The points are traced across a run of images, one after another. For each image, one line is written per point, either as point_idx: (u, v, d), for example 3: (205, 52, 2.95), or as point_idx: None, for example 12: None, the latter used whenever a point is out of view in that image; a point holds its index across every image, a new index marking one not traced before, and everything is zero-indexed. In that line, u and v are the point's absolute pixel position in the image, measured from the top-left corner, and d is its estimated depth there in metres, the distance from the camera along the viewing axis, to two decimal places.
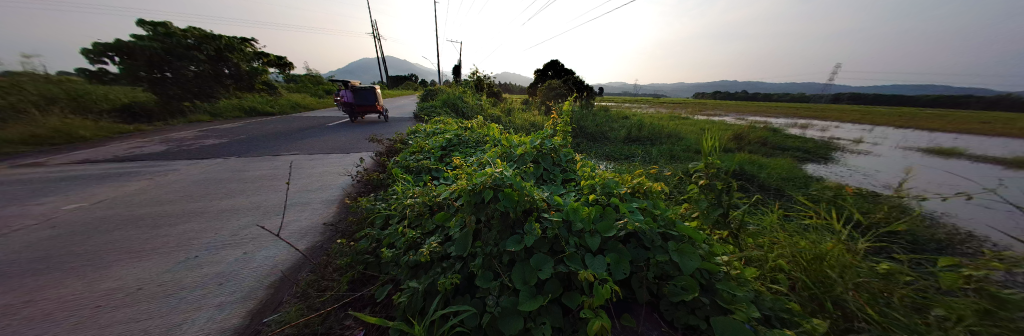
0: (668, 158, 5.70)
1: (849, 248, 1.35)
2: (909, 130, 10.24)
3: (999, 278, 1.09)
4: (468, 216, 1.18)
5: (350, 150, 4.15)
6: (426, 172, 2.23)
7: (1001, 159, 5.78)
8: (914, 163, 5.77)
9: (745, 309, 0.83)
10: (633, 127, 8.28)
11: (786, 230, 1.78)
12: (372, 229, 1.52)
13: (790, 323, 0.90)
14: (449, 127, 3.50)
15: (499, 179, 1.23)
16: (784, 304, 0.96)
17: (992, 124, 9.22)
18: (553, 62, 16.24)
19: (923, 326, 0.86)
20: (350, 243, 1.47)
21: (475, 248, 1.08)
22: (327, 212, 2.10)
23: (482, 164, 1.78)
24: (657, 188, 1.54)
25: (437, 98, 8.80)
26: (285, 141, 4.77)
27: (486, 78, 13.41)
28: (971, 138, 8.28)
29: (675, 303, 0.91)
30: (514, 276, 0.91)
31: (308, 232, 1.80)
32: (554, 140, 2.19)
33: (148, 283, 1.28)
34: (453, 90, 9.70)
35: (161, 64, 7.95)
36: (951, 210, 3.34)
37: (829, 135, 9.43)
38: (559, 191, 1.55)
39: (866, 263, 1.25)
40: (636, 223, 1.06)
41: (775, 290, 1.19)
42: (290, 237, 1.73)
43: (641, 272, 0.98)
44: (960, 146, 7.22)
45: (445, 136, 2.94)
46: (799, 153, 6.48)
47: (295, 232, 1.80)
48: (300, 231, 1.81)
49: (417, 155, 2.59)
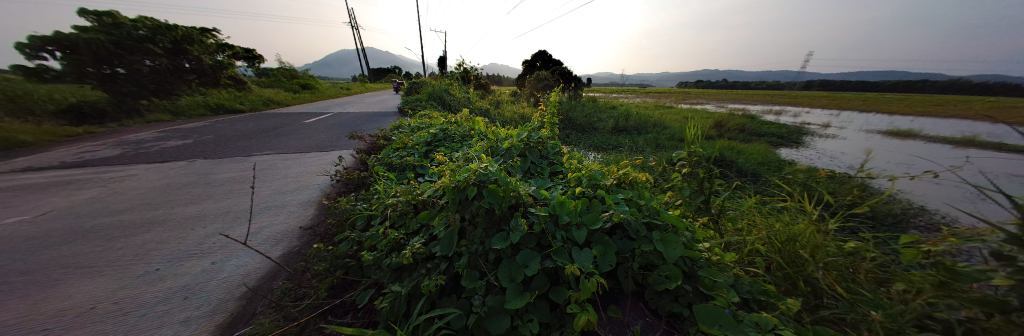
0: (653, 146, 5.86)
1: (819, 227, 1.43)
2: (873, 114, 10.94)
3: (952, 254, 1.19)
4: (452, 214, 1.15)
5: (329, 149, 3.94)
6: (410, 169, 2.16)
7: (951, 140, 6.29)
8: (876, 145, 6.19)
9: (726, 294, 0.86)
10: (620, 118, 8.40)
11: (762, 213, 1.86)
12: (353, 232, 1.44)
13: (766, 305, 0.95)
14: (435, 121, 3.39)
15: (483, 174, 1.17)
16: (761, 286, 1.01)
17: (944, 107, 9.98)
18: (541, 53, 16.18)
19: (886, 300, 0.97)
20: (329, 248, 1.40)
21: (460, 247, 1.06)
22: (305, 214, 1.99)
23: (467, 159, 1.73)
24: (643, 178, 1.55)
25: (422, 91, 8.51)
26: (258, 140, 4.50)
27: (474, 69, 13.08)
28: (927, 120, 8.94)
29: (659, 292, 0.93)
30: (500, 275, 0.90)
31: (284, 237, 1.70)
32: (541, 132, 2.15)
33: (104, 301, 1.16)
34: (438, 82, 9.38)
35: (111, 58, 7.16)
36: (907, 187, 3.62)
37: (801, 120, 9.97)
38: (545, 185, 1.54)
39: (833, 242, 1.34)
40: (621, 214, 1.06)
41: (753, 273, 1.26)
42: (263, 244, 1.63)
43: (627, 263, 1.00)
44: (915, 128, 7.82)
45: (430, 130, 2.85)
46: (774, 139, 6.81)
47: (268, 237, 1.69)
48: (274, 236, 1.71)
49: (402, 151, 2.50)
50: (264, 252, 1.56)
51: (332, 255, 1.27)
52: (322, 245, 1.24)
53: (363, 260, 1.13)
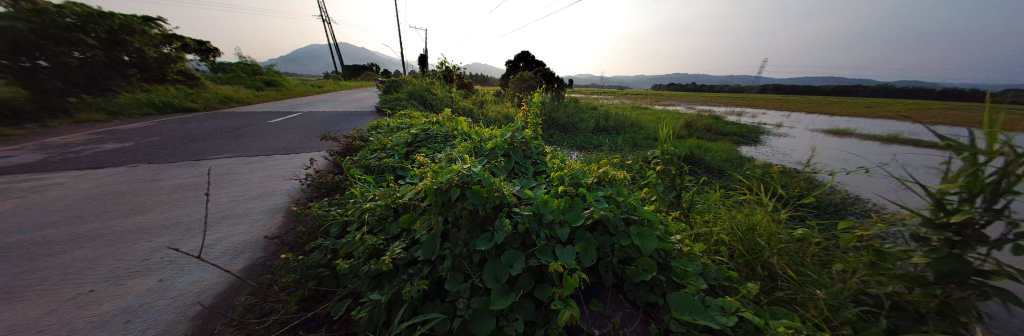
0: (631, 145, 6.14)
1: (773, 217, 1.59)
2: (817, 115, 12.28)
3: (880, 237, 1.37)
4: (434, 216, 1.13)
5: (299, 151, 3.68)
6: (390, 172, 2.08)
7: (879, 138, 7.23)
8: (820, 142, 6.98)
9: (694, 282, 0.94)
10: (600, 118, 8.69)
11: (726, 205, 2.03)
12: (326, 239, 1.36)
13: (730, 289, 1.04)
14: (415, 121, 3.29)
15: (466, 175, 1.16)
16: (725, 273, 1.10)
17: (873, 110, 11.47)
18: (524, 54, 16.31)
19: (829, 280, 1.15)
20: (299, 257, 1.31)
21: (443, 250, 1.05)
22: (271, 223, 1.84)
23: (449, 160, 1.70)
24: (621, 176, 1.63)
25: (401, 90, 8.23)
26: (216, 142, 4.09)
27: (456, 68, 12.85)
28: (860, 120, 10.21)
29: (636, 283, 0.99)
30: (485, 276, 0.90)
31: (246, 247, 1.56)
32: (524, 132, 2.16)
33: (23, 331, 1.00)
34: (419, 81, 9.12)
35: (30, 48, 5.63)
36: (846, 180, 4.12)
37: (759, 121, 10.96)
38: (529, 185, 1.56)
39: (785, 230, 1.50)
40: (601, 211, 1.11)
41: (718, 261, 1.37)
42: (220, 256, 1.48)
43: (607, 257, 1.05)
44: (851, 128, 8.90)
45: (411, 130, 2.77)
46: (737, 137, 7.42)
47: (227, 249, 1.54)
48: (234, 248, 1.56)
49: (380, 153, 2.40)
50: (223, 266, 1.42)
51: (303, 266, 1.20)
52: (292, 255, 1.17)
53: (338, 268, 1.07)
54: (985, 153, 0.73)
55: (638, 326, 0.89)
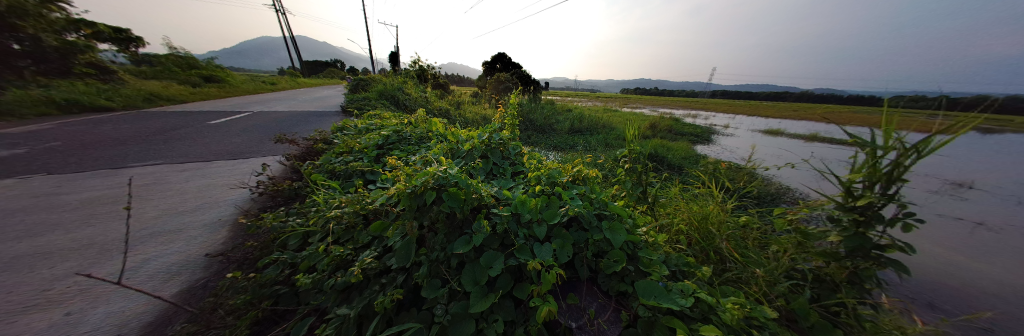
0: (603, 146, 6.49)
1: (723, 208, 1.80)
2: (757, 117, 14.06)
3: (806, 220, 1.61)
4: (409, 221, 1.09)
5: (249, 156, 3.30)
6: (358, 177, 1.95)
7: (805, 137, 8.48)
8: (759, 141, 8.00)
9: (659, 269, 1.03)
10: (574, 120, 9.04)
11: (685, 198, 2.24)
12: (284, 252, 1.23)
13: (688, 274, 1.16)
14: (386, 123, 3.12)
15: (442, 178, 1.14)
16: (684, 260, 1.22)
17: (799, 113, 13.45)
18: (500, 55, 16.38)
19: (768, 259, 1.32)
20: (250, 274, 1.16)
21: (419, 256, 1.02)
22: (213, 238, 1.61)
23: (424, 162, 1.65)
24: (593, 175, 1.72)
25: (371, 88, 7.76)
26: (140, 147, 3.49)
27: (430, 68, 12.47)
28: (789, 122, 11.91)
29: (609, 275, 1.06)
30: (464, 279, 0.90)
31: (180, 269, 1.33)
32: (502, 134, 2.17)
33: None
34: (389, 79, 8.67)
35: None
36: (780, 173, 4.77)
37: (711, 122, 12.24)
38: (507, 185, 1.57)
39: (733, 218, 1.70)
40: (576, 208, 1.17)
41: (679, 249, 1.52)
42: (146, 281, 1.23)
43: (582, 252, 1.10)
44: (783, 128, 10.32)
45: (382, 132, 2.63)
46: (693, 137, 8.21)
47: (154, 271, 1.29)
48: (166, 267, 1.33)
49: (347, 156, 2.25)
50: (149, 292, 1.18)
51: (255, 285, 1.01)
52: (241, 273, 1.02)
53: (298, 284, 0.95)
54: (881, 148, 0.90)
55: (611, 315, 0.95)
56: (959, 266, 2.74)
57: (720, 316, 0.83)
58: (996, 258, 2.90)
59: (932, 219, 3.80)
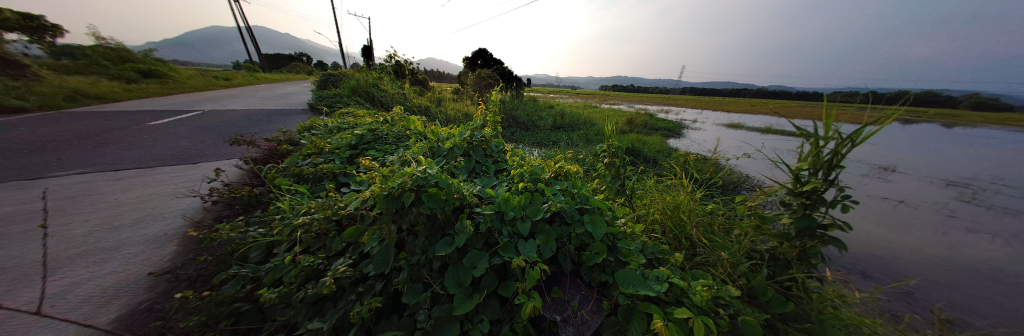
0: (584, 141, 6.66)
1: (693, 197, 1.92)
2: (722, 112, 15.19)
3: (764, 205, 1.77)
4: (387, 225, 1.04)
5: (201, 160, 2.96)
6: (330, 180, 1.83)
7: (762, 130, 9.31)
8: (724, 134, 8.66)
9: (636, 258, 1.08)
10: (556, 116, 9.17)
11: (659, 189, 2.37)
12: (244, 265, 1.12)
13: (663, 260, 1.23)
14: (359, 121, 2.95)
15: (421, 178, 1.09)
16: (659, 248, 1.29)
17: (757, 109, 14.74)
18: (481, 51, 16.14)
19: (732, 243, 1.44)
20: (204, 292, 1.04)
21: (399, 261, 0.99)
22: (159, 255, 1.42)
23: (402, 162, 1.58)
24: (574, 170, 1.76)
25: (343, 84, 7.29)
26: (60, 153, 2.98)
27: (407, 63, 11.96)
28: (749, 116, 13.01)
29: (591, 267, 1.09)
30: (447, 281, 0.89)
31: (116, 292, 1.16)
32: (484, 131, 2.13)
33: None
34: (363, 75, 8.18)
35: None
36: (742, 163, 5.22)
37: (682, 117, 13.04)
38: (490, 183, 1.56)
39: (702, 206, 1.82)
40: (558, 204, 1.19)
41: (655, 238, 1.61)
42: (72, 309, 1.05)
43: (565, 246, 1.13)
44: (744, 122, 11.24)
45: (355, 131, 2.48)
46: (667, 131, 8.70)
47: (82, 297, 1.11)
48: (99, 291, 1.15)
49: (317, 158, 2.09)
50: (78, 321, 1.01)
51: (211, 304, 0.90)
52: (191, 293, 0.90)
53: (262, 300, 0.87)
54: (822, 139, 1.00)
55: (594, 305, 0.98)
56: (883, 239, 3.20)
57: (691, 298, 0.89)
58: (911, 231, 3.42)
59: (863, 199, 4.38)
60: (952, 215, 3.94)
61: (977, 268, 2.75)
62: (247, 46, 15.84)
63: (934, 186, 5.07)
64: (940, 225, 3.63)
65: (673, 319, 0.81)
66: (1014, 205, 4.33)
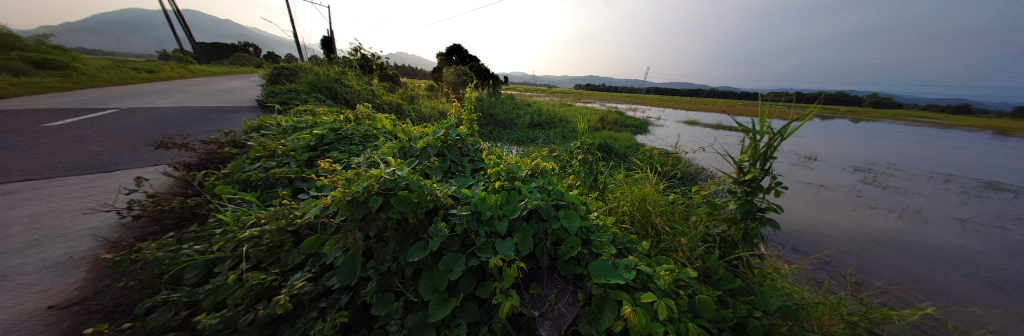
0: (561, 138, 6.84)
1: (658, 189, 2.07)
2: (683, 110, 16.56)
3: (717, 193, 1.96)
4: (352, 233, 0.97)
5: (119, 168, 2.48)
6: (284, 186, 1.65)
7: (715, 126, 10.33)
8: (683, 130, 9.46)
9: (608, 249, 1.13)
10: (533, 114, 9.29)
11: (628, 183, 2.52)
12: (175, 288, 0.95)
13: (632, 249, 1.31)
14: (319, 120, 2.70)
15: (390, 181, 1.03)
16: (629, 239, 1.37)
17: (711, 107, 16.32)
18: (455, 47, 15.69)
19: (692, 229, 1.57)
20: (120, 326, 0.86)
21: (367, 271, 0.93)
22: (56, 283, 1.15)
23: (369, 164, 1.48)
24: (549, 167, 1.79)
25: (299, 79, 6.62)
26: None
27: (375, 57, 11.20)
28: (705, 114, 14.36)
29: (566, 261, 1.13)
30: (422, 288, 0.85)
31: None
32: (459, 129, 2.07)
33: None
34: (324, 68, 7.49)
35: None
36: (698, 156, 5.75)
37: (648, 115, 13.97)
38: (466, 183, 1.52)
39: (666, 197, 1.97)
40: (534, 201, 1.20)
41: (625, 229, 1.70)
42: None
43: (542, 242, 1.15)
44: (700, 119, 12.38)
45: (314, 131, 2.26)
46: (635, 128, 9.28)
47: None
48: None
49: (270, 162, 1.88)
50: None
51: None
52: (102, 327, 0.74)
53: (200, 328, 0.75)
54: (759, 134, 1.13)
55: (570, 297, 1.01)
56: (809, 218, 3.75)
57: (655, 282, 0.96)
58: (830, 210, 4.05)
59: (795, 185, 5.09)
60: (859, 195, 4.74)
61: (876, 238, 3.35)
62: (176, 32, 13.47)
63: (846, 171, 6.06)
64: (849, 204, 4.35)
65: (640, 304, 0.86)
66: (901, 185, 5.34)
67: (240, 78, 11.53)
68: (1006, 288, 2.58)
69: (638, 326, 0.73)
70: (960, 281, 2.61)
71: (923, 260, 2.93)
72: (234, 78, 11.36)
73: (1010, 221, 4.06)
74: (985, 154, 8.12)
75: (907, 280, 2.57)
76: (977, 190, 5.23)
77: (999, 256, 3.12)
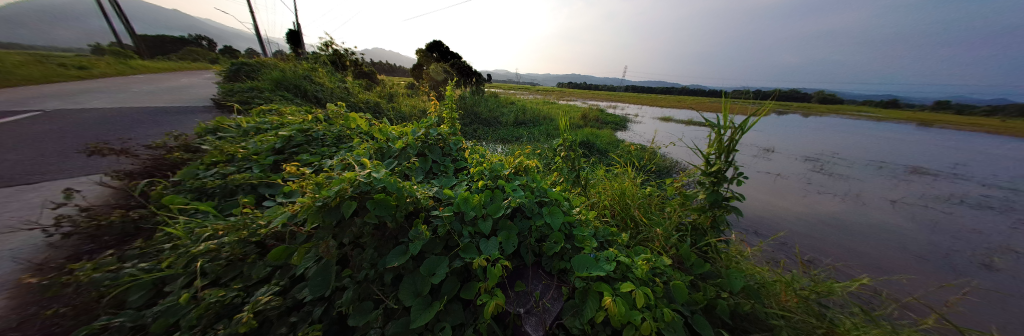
0: (545, 136, 6.91)
1: (637, 183, 2.15)
2: (659, 106, 17.36)
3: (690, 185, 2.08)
4: (324, 241, 0.92)
5: (43, 179, 2.15)
6: (246, 193, 1.52)
7: (687, 122, 10.98)
8: (659, 126, 9.94)
9: (589, 243, 1.16)
10: (517, 112, 9.30)
11: (609, 178, 2.60)
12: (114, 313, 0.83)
13: (612, 241, 1.35)
14: (286, 120, 2.51)
15: (365, 184, 0.98)
16: (609, 232, 1.41)
17: (684, 104, 17.28)
18: (436, 43, 15.24)
19: (667, 219, 1.65)
20: None
21: (343, 280, 0.89)
22: None
23: (343, 167, 1.40)
24: (533, 165, 1.80)
25: (263, 75, 6.09)
26: None
27: (349, 53, 10.59)
28: (679, 110, 15.16)
29: (551, 256, 1.14)
30: (403, 294, 0.83)
31: None
32: (440, 128, 2.02)
33: None
34: (292, 64, 6.96)
35: None
36: (673, 151, 6.06)
37: (626, 112, 14.52)
38: (449, 183, 1.49)
39: (644, 190, 2.06)
40: (518, 199, 1.20)
41: (606, 222, 1.76)
42: None
43: (526, 240, 1.16)
44: (675, 116, 13.05)
45: (280, 132, 2.10)
46: (615, 125, 9.62)
47: None
48: None
49: (230, 167, 1.72)
50: None
51: None
52: None
53: None
54: (722, 128, 1.21)
55: (554, 292, 1.02)
56: (769, 204, 4.11)
57: (633, 272, 1.00)
58: (786, 197, 4.46)
59: (758, 175, 5.54)
60: (810, 183, 5.26)
61: (824, 220, 3.74)
62: (112, 23, 11.79)
63: (800, 161, 6.69)
64: (802, 190, 4.82)
65: (620, 294, 0.89)
66: (844, 172, 5.99)
67: (193, 75, 10.42)
68: (926, 258, 2.99)
69: (618, 314, 0.76)
70: (891, 254, 2.99)
71: (862, 237, 3.33)
72: (186, 75, 10.24)
73: (929, 200, 4.71)
74: (910, 143, 9.32)
75: (850, 256, 2.90)
76: (904, 175, 5.99)
77: (920, 231, 3.62)
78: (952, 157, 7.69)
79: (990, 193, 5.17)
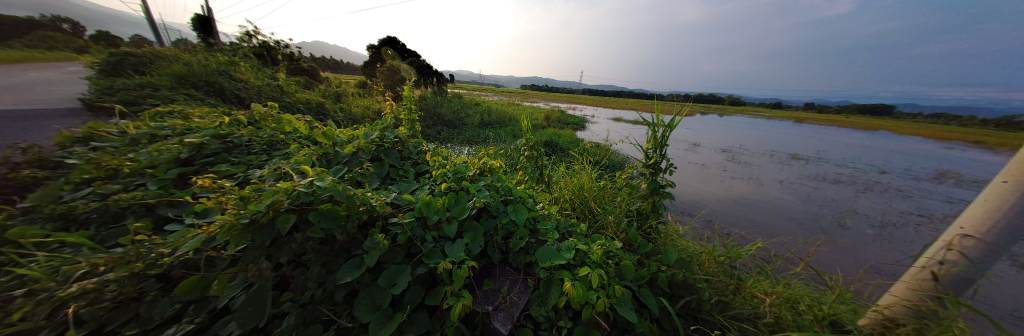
0: (511, 137, 6.99)
1: (593, 177, 2.32)
2: (612, 108, 18.99)
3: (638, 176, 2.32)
4: (255, 264, 0.80)
5: None
6: (140, 216, 1.22)
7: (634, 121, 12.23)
8: (612, 126, 10.90)
9: (552, 235, 1.22)
10: (482, 113, 9.21)
11: (569, 174, 2.74)
12: None
13: (571, 232, 1.44)
14: (197, 125, 2.08)
15: (307, 194, 0.87)
16: (571, 223, 1.50)
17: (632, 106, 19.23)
18: (389, 40, 14.20)
19: (619, 207, 1.83)
20: None
21: (282, 305, 0.78)
22: None
23: (277, 176, 1.22)
24: (497, 165, 1.82)
25: (160, 70, 4.90)
26: None
27: (282, 46, 9.17)
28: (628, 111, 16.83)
29: (517, 252, 1.17)
30: (360, 310, 0.77)
31: None
32: (397, 130, 1.90)
33: None
34: (203, 57, 5.76)
35: None
36: (623, 148, 6.71)
37: (584, 113, 15.53)
38: (409, 188, 1.41)
39: (598, 183, 2.23)
40: (482, 200, 1.20)
41: (566, 214, 1.88)
42: None
43: (492, 238, 1.18)
44: (625, 116, 14.39)
45: (187, 139, 1.74)
46: (574, 125, 10.25)
47: None
48: None
49: (113, 185, 1.37)
50: None
51: None
52: None
53: None
54: (657, 125, 1.39)
55: (521, 286, 1.06)
56: (699, 190, 4.82)
57: (590, 257, 1.09)
58: (711, 183, 5.29)
59: (690, 166, 6.47)
60: (727, 170, 6.35)
61: (739, 200, 4.54)
62: None
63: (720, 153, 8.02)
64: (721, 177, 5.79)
65: (579, 278, 0.96)
66: (751, 161, 7.37)
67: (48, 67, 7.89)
68: (805, 224, 3.85)
69: (577, 296, 0.83)
70: (782, 223, 3.78)
71: (764, 211, 4.14)
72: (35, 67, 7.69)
73: (805, 179, 6.08)
74: (793, 135, 11.89)
75: (756, 227, 3.57)
76: (790, 161, 7.62)
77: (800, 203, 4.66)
78: (818, 145, 10.05)
79: (841, 171, 6.89)
